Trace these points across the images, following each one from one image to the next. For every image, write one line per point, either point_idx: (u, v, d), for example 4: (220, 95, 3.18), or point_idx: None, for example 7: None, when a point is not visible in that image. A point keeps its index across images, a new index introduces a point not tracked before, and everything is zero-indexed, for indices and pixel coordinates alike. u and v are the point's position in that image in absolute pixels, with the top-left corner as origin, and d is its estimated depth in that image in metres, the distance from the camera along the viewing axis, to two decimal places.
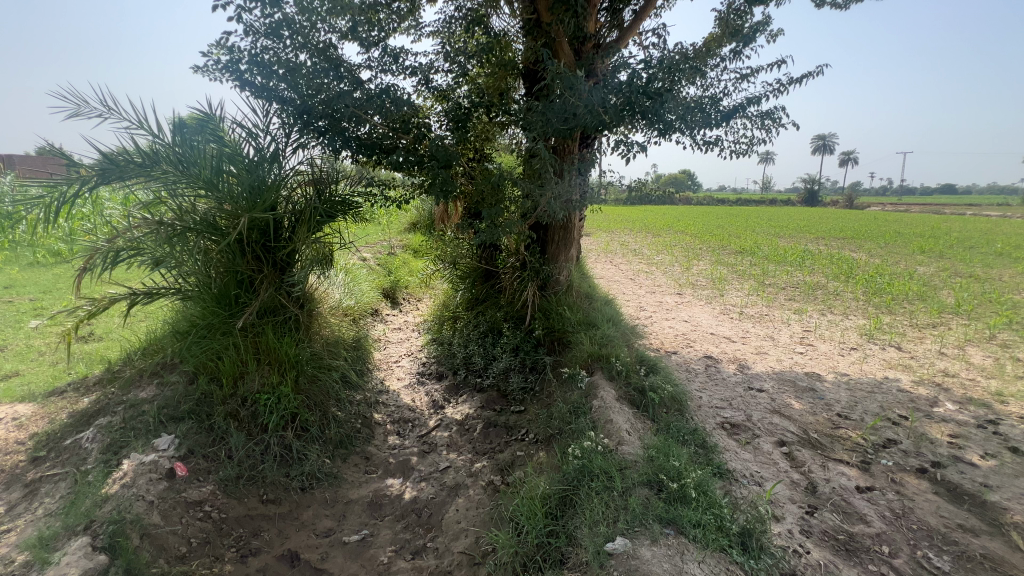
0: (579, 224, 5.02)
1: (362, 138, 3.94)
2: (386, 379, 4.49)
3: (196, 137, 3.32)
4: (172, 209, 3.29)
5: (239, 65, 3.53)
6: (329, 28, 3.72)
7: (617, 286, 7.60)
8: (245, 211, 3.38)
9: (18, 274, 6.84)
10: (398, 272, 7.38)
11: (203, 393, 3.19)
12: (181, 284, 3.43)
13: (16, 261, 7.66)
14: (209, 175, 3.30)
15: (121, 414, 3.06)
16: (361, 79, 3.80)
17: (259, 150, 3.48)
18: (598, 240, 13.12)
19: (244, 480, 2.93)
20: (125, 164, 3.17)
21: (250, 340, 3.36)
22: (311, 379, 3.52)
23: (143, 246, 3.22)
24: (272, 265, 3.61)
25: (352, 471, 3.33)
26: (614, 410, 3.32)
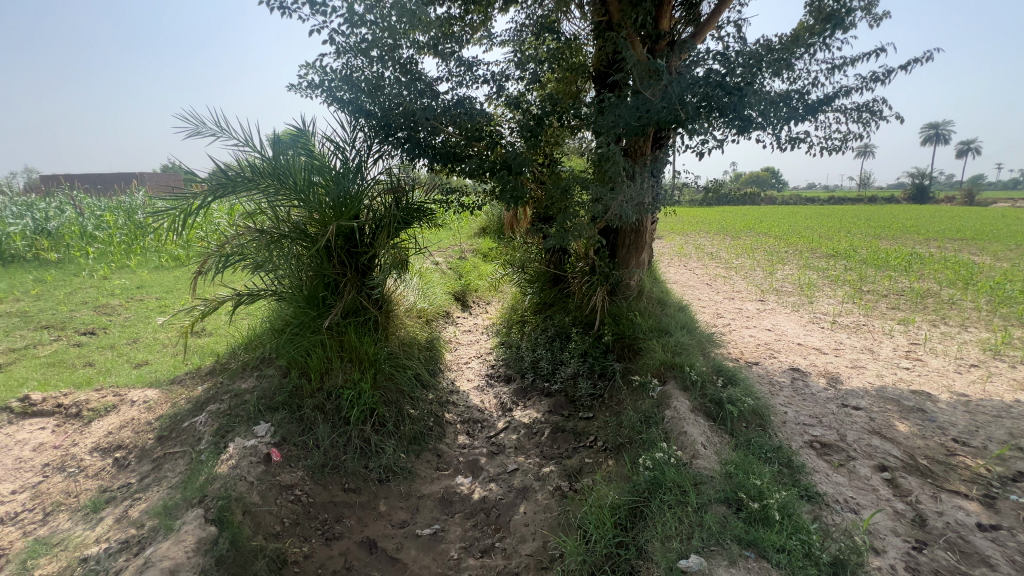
0: (651, 227, 4.88)
1: (437, 147, 4.11)
2: (456, 379, 4.64)
3: (290, 152, 3.64)
4: (271, 219, 3.65)
5: (329, 83, 3.82)
6: (409, 44, 3.92)
7: (691, 292, 7.27)
8: (332, 219, 3.67)
9: (147, 276, 7.93)
10: (468, 276, 7.61)
11: (294, 386, 3.48)
12: (277, 286, 3.79)
13: (146, 265, 8.88)
14: (302, 186, 3.61)
15: (228, 401, 3.43)
16: (437, 90, 3.98)
17: (345, 163, 3.76)
18: (671, 243, 12.60)
19: (329, 469, 3.15)
20: (233, 179, 3.56)
21: (335, 338, 3.63)
22: (388, 377, 3.73)
23: (247, 251, 3.60)
24: (355, 269, 3.88)
25: (425, 467, 3.48)
26: (688, 422, 3.18)
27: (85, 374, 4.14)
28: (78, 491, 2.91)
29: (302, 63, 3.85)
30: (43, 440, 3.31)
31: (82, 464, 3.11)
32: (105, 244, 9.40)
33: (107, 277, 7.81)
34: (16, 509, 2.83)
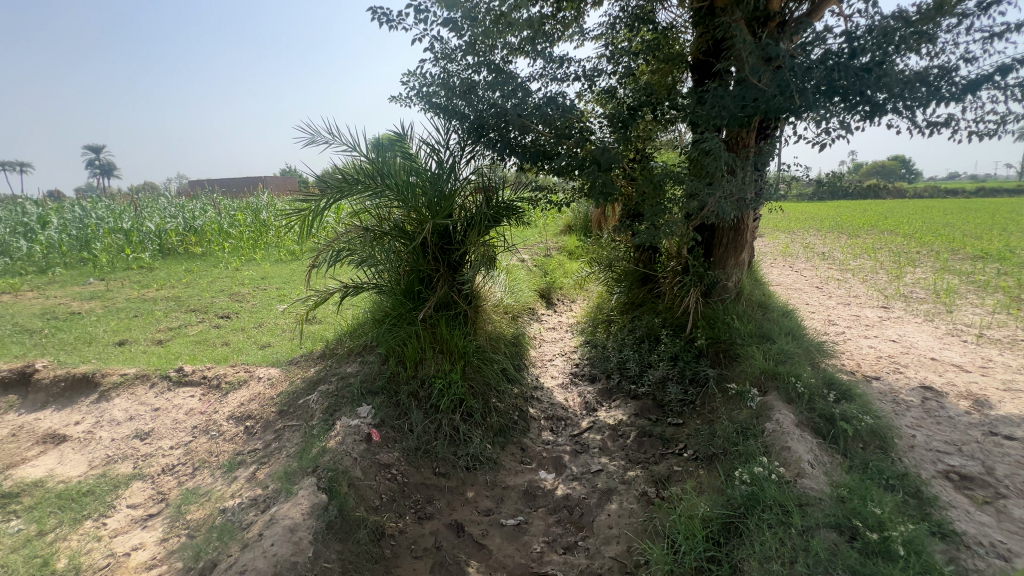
0: (752, 225, 4.54)
1: (526, 146, 4.17)
2: (540, 375, 4.69)
3: (391, 156, 3.91)
4: (375, 217, 3.97)
5: (428, 89, 4.03)
6: (501, 46, 4.02)
7: (798, 296, 6.62)
8: (429, 217, 3.89)
9: (269, 268, 8.98)
10: (554, 273, 7.63)
11: (392, 372, 3.73)
12: (378, 280, 4.10)
13: (268, 258, 10.06)
14: (402, 187, 3.87)
15: (335, 383, 3.77)
16: (529, 89, 4.03)
17: (440, 164, 3.96)
18: (774, 242, 11.57)
19: (422, 452, 3.35)
20: (343, 182, 3.91)
21: (428, 329, 3.86)
22: (476, 369, 3.88)
23: (353, 247, 3.94)
24: (447, 265, 4.08)
25: (510, 459, 3.57)
26: (793, 437, 2.92)
27: (223, 352, 4.81)
28: (219, 452, 3.41)
29: (405, 72, 4.13)
30: (193, 406, 3.92)
31: (221, 429, 3.63)
32: (237, 241, 10.83)
33: (239, 269, 8.99)
34: (173, 463, 3.40)
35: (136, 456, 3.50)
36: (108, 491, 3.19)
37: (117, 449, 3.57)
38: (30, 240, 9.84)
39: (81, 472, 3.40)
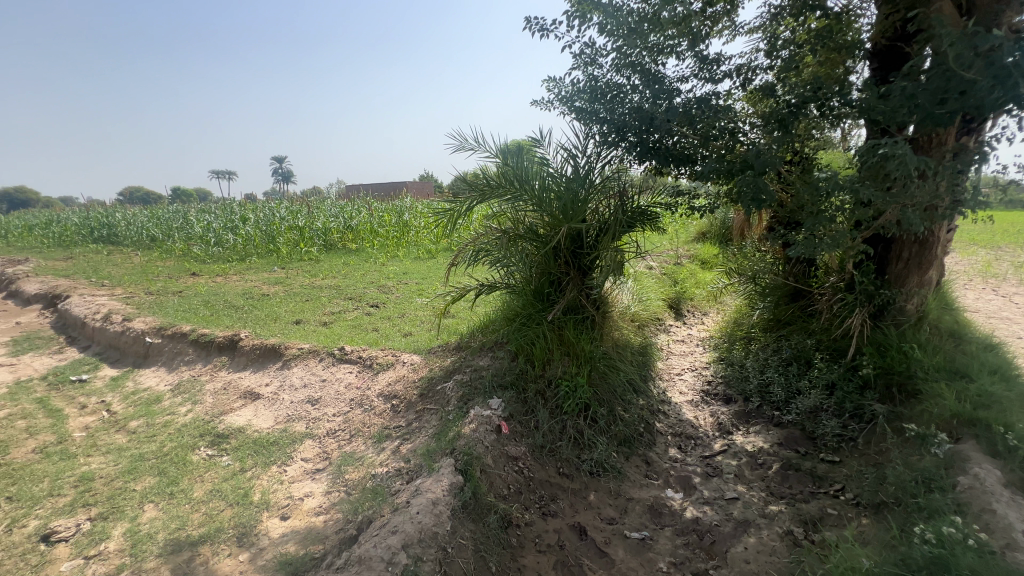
0: (945, 238, 3.80)
1: (668, 149, 4.00)
2: (668, 389, 4.47)
3: (530, 162, 4.06)
4: (512, 221, 4.16)
5: (569, 95, 4.11)
6: (647, 48, 3.92)
7: (1005, 327, 5.35)
8: (563, 221, 3.96)
9: (411, 265, 9.95)
10: (684, 283, 7.21)
11: (520, 370, 3.86)
12: (511, 280, 4.30)
13: (410, 255, 11.14)
14: (538, 193, 4.00)
15: (468, 374, 4.02)
16: (675, 92, 3.89)
17: (576, 169, 4.00)
18: (969, 259, 9.48)
19: (546, 451, 3.42)
20: (484, 187, 4.16)
21: (556, 331, 3.93)
22: (602, 375, 3.85)
23: (490, 248, 4.15)
24: (578, 269, 4.11)
25: (634, 470, 3.48)
26: (998, 499, 2.40)
27: (374, 336, 5.45)
28: (370, 424, 3.89)
29: (546, 78, 4.25)
30: (350, 380, 4.51)
31: (372, 404, 4.12)
32: (385, 239, 12.20)
33: (385, 264, 10.11)
34: (335, 428, 3.97)
35: (308, 418, 4.15)
36: (288, 444, 3.84)
37: (294, 410, 4.28)
38: (236, 233, 12.22)
39: (269, 425, 4.15)
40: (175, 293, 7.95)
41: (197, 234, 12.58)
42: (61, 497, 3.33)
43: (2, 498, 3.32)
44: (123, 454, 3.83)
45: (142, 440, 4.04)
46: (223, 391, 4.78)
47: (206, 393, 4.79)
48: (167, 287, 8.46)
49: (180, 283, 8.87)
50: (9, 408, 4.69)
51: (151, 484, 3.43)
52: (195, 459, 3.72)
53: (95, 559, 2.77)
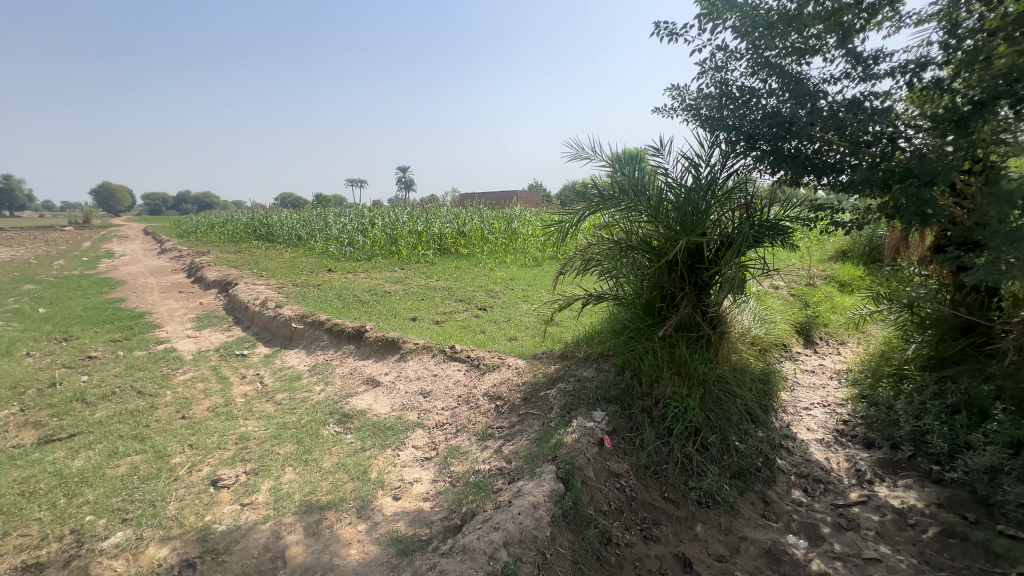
0: None
1: (809, 157, 3.59)
2: (793, 424, 4.02)
3: (647, 172, 3.94)
4: (625, 232, 4.08)
5: (695, 102, 3.91)
6: (789, 48, 3.58)
7: None
8: (681, 234, 3.76)
9: (518, 271, 10.23)
10: (818, 306, 6.43)
11: (627, 385, 3.75)
12: (620, 292, 4.20)
13: (517, 262, 11.47)
14: (654, 204, 3.85)
15: (571, 383, 4.00)
16: (820, 94, 3.50)
17: (698, 178, 3.79)
18: None
19: (650, 472, 3.27)
20: (596, 198, 4.10)
21: (667, 349, 3.74)
22: (716, 401, 3.59)
23: (600, 260, 4.10)
24: (694, 284, 3.88)
25: (749, 508, 3.19)
26: None
27: (481, 338, 5.69)
28: (475, 421, 4.06)
29: (670, 85, 4.07)
30: (458, 378, 4.77)
31: (478, 402, 4.31)
32: (495, 246, 12.71)
33: (493, 269, 10.49)
34: (443, 421, 4.21)
35: (420, 408, 4.47)
36: (402, 430, 4.17)
37: (408, 400, 4.63)
38: (365, 236, 13.60)
39: (386, 411, 4.54)
40: (315, 286, 9.09)
41: (334, 235, 14.24)
42: (225, 450, 3.98)
43: (186, 444, 4.07)
44: (271, 421, 4.47)
45: (285, 411, 4.68)
46: (350, 375, 5.35)
47: (336, 376, 5.39)
48: (309, 280, 9.70)
49: (319, 277, 10.12)
50: (192, 371, 5.74)
51: (291, 450, 3.95)
52: (325, 433, 4.21)
53: (247, 506, 3.26)
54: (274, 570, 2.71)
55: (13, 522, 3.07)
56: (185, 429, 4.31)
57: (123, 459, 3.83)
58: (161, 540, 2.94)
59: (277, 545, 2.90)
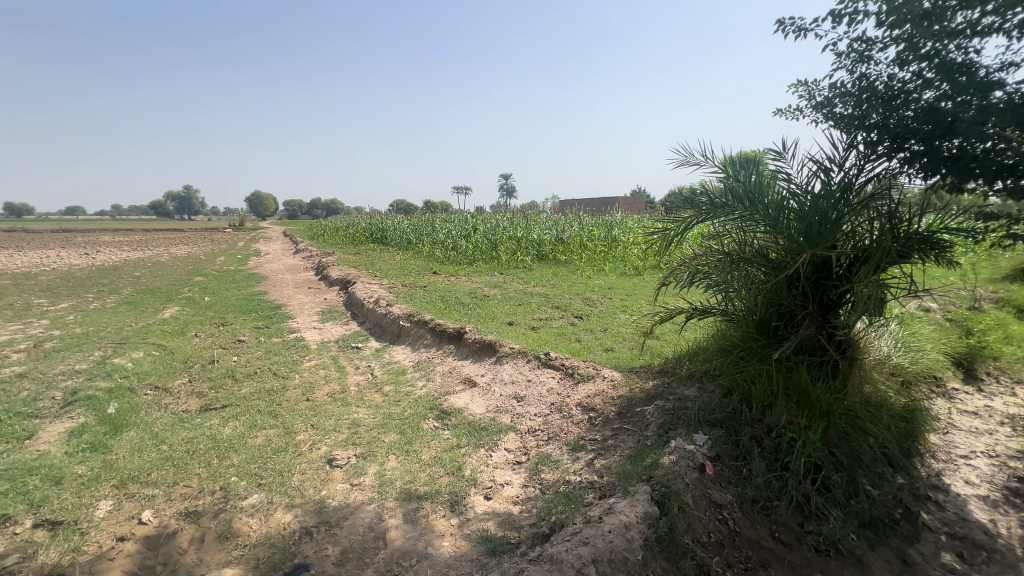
0: None
1: (980, 157, 2.99)
2: (946, 473, 3.40)
3: (766, 178, 3.61)
4: (737, 243, 3.79)
5: (827, 100, 3.50)
6: (954, 31, 3.04)
7: None
8: (804, 246, 3.37)
9: (616, 280, 10.00)
10: (984, 335, 5.37)
11: (733, 410, 3.44)
12: (730, 307, 3.93)
13: (616, 270, 11.21)
14: (773, 213, 3.51)
15: (671, 402, 3.79)
16: (996, 83, 2.92)
17: (828, 184, 3.38)
18: None
19: (759, 507, 2.98)
20: (705, 206, 3.85)
21: (783, 373, 3.39)
22: (844, 436, 3.13)
23: (709, 272, 3.89)
24: (819, 303, 3.46)
25: (881, 565, 2.79)
26: None
27: (576, 346, 5.64)
28: (567, 431, 4.03)
29: (794, 83, 3.73)
30: (552, 385, 4.77)
31: (570, 411, 4.27)
32: (593, 253, 12.57)
33: (591, 277, 10.34)
34: (535, 427, 4.24)
35: (513, 412, 4.55)
36: (495, 432, 4.28)
37: (502, 403, 4.74)
38: (468, 240, 14.25)
39: (481, 412, 4.70)
40: (422, 287, 9.73)
41: (440, 239, 15.12)
42: (340, 433, 4.41)
43: (308, 424, 4.58)
44: (379, 411, 4.86)
45: (391, 402, 5.06)
46: (449, 374, 5.63)
47: (437, 374, 5.71)
48: (416, 282, 10.41)
49: (425, 279, 10.81)
50: (316, 359, 6.46)
51: (395, 440, 4.25)
52: (425, 427, 4.47)
53: (356, 486, 3.58)
54: (376, 549, 2.93)
55: (181, 474, 3.70)
56: (309, 410, 4.86)
57: (261, 431, 4.43)
58: (286, 506, 3.35)
59: (380, 526, 3.13)
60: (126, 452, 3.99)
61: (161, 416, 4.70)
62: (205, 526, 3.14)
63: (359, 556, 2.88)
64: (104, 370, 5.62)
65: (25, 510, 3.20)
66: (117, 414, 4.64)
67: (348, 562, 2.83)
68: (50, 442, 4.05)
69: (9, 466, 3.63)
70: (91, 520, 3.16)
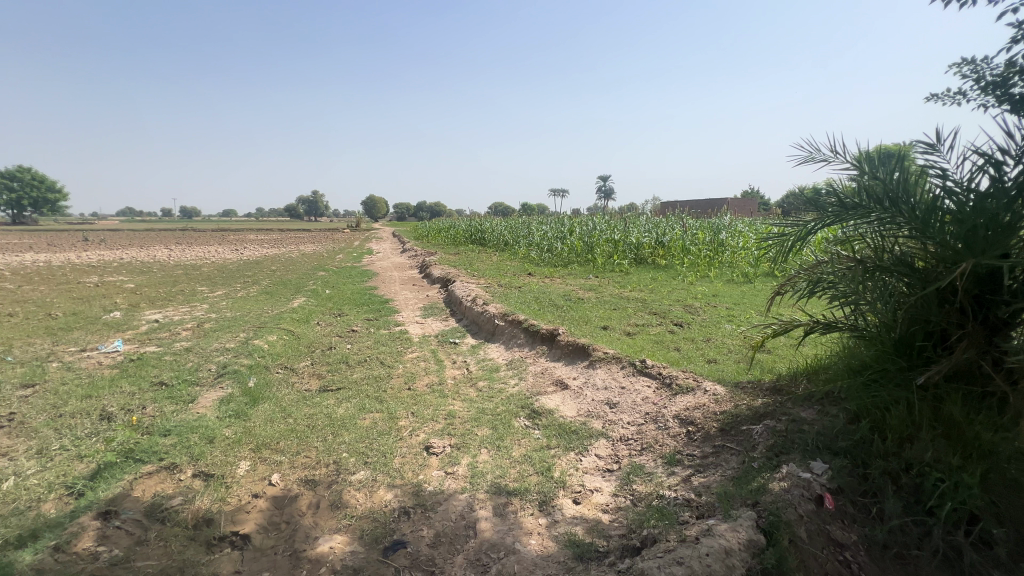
0: None
1: None
2: None
3: (911, 175, 3.13)
4: (872, 249, 3.36)
5: (1002, 81, 2.95)
6: None
7: None
8: (965, 255, 2.78)
9: (722, 287, 9.32)
10: None
11: (863, 439, 3.01)
12: (860, 322, 3.49)
13: (721, 277, 10.45)
14: (921, 215, 2.99)
15: (784, 423, 3.43)
16: None
17: (999, 181, 2.80)
18: None
19: (891, 555, 2.57)
20: (832, 206, 3.44)
21: (929, 404, 2.89)
22: (1013, 485, 2.56)
23: (836, 281, 3.50)
24: (983, 323, 2.90)
25: None
26: None
27: (675, 356, 5.36)
28: (663, 443, 3.84)
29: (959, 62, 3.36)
30: (647, 394, 4.58)
31: (667, 423, 4.06)
32: (696, 257, 11.85)
33: (694, 284, 9.74)
34: (628, 436, 4.11)
35: (605, 418, 4.45)
36: (586, 436, 4.23)
37: (594, 408, 4.66)
38: (564, 242, 14.22)
39: (572, 415, 4.66)
40: (517, 288, 9.93)
41: (536, 241, 15.30)
42: (437, 423, 4.66)
43: (409, 411, 4.91)
44: (473, 405, 5.05)
45: (485, 398, 5.23)
46: (541, 375, 5.67)
47: (529, 373, 5.78)
48: (512, 282, 10.64)
49: (521, 280, 11.02)
50: (418, 352, 6.90)
51: (487, 434, 4.39)
52: (516, 425, 4.55)
53: (450, 475, 3.76)
54: (466, 537, 3.05)
55: (302, 445, 4.18)
56: (410, 399, 5.21)
57: (368, 414, 4.85)
58: (388, 485, 3.62)
59: (470, 516, 3.25)
60: (261, 421, 4.60)
61: (288, 392, 5.35)
62: (320, 494, 3.51)
63: (451, 541, 3.02)
64: (247, 349, 6.54)
65: (187, 461, 3.84)
66: (255, 388, 5.37)
67: (441, 545, 2.98)
68: (206, 406, 4.82)
69: (177, 422, 4.38)
70: (233, 476, 3.70)
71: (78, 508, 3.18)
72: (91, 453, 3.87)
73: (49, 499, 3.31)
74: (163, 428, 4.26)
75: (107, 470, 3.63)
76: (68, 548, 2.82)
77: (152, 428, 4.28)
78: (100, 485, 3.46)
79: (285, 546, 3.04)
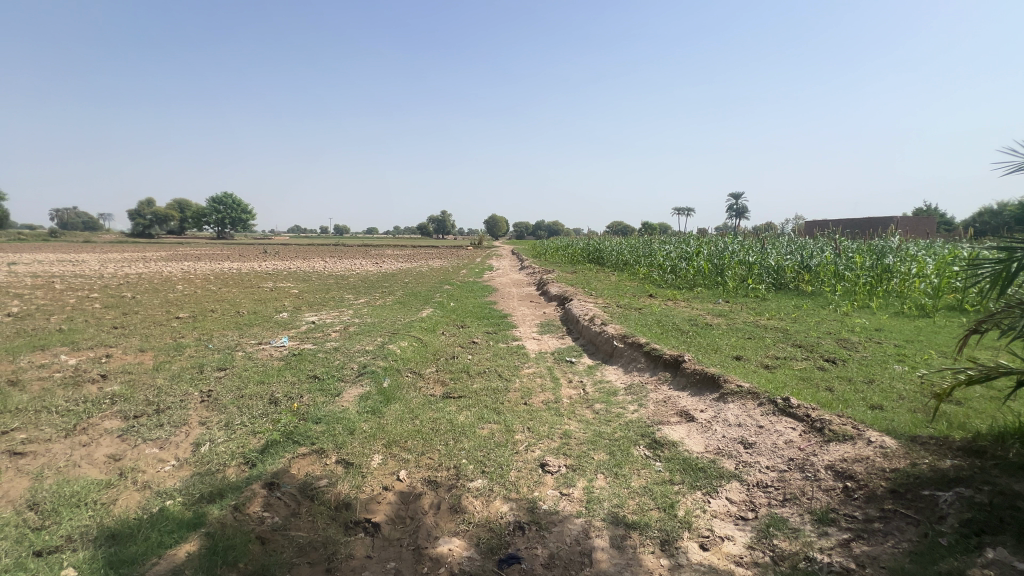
0: None
1: None
2: None
3: None
4: None
5: None
6: None
7: None
8: None
9: (887, 320, 7.92)
10: None
11: None
12: None
13: (887, 307, 8.91)
14: None
15: (987, 494, 2.73)
16: None
17: None
18: None
19: None
20: None
21: None
22: None
23: None
24: None
25: None
26: None
27: (827, 396, 4.64)
28: (813, 497, 3.32)
29: None
30: (792, 437, 4.00)
31: (817, 474, 3.50)
32: (851, 284, 10.27)
33: (848, 314, 8.45)
34: (767, 482, 3.63)
35: (739, 458, 4.00)
36: (715, 475, 3.83)
37: (725, 445, 4.22)
38: (689, 264, 13.38)
39: (699, 450, 4.28)
40: (637, 309, 9.57)
41: (658, 262, 14.67)
42: (552, 441, 4.63)
43: (525, 426, 4.96)
44: (589, 427, 4.93)
45: (602, 421, 5.07)
46: (663, 404, 5.33)
47: (649, 401, 5.47)
48: (631, 303, 10.30)
49: (641, 301, 10.62)
50: (534, 367, 6.99)
51: (603, 459, 4.24)
52: (635, 453, 4.32)
53: (565, 496, 3.68)
54: (581, 564, 2.94)
55: (427, 446, 4.46)
56: (526, 414, 5.26)
57: (486, 424, 5.01)
58: (504, 497, 3.67)
59: (586, 543, 3.14)
60: (392, 420, 5.02)
61: (416, 395, 5.78)
62: (441, 496, 3.68)
63: (565, 565, 2.93)
64: (384, 353, 7.24)
65: (332, 448, 4.33)
66: (389, 389, 5.89)
67: (554, 568, 2.91)
68: (349, 401, 5.42)
69: (326, 412, 4.99)
70: (369, 467, 4.07)
71: (252, 476, 3.77)
72: (262, 430, 4.57)
73: (231, 465, 3.98)
74: (316, 416, 4.88)
75: (273, 446, 4.26)
76: (244, 509, 3.34)
77: (307, 414, 4.92)
78: (267, 459, 4.07)
79: (409, 540, 3.24)
